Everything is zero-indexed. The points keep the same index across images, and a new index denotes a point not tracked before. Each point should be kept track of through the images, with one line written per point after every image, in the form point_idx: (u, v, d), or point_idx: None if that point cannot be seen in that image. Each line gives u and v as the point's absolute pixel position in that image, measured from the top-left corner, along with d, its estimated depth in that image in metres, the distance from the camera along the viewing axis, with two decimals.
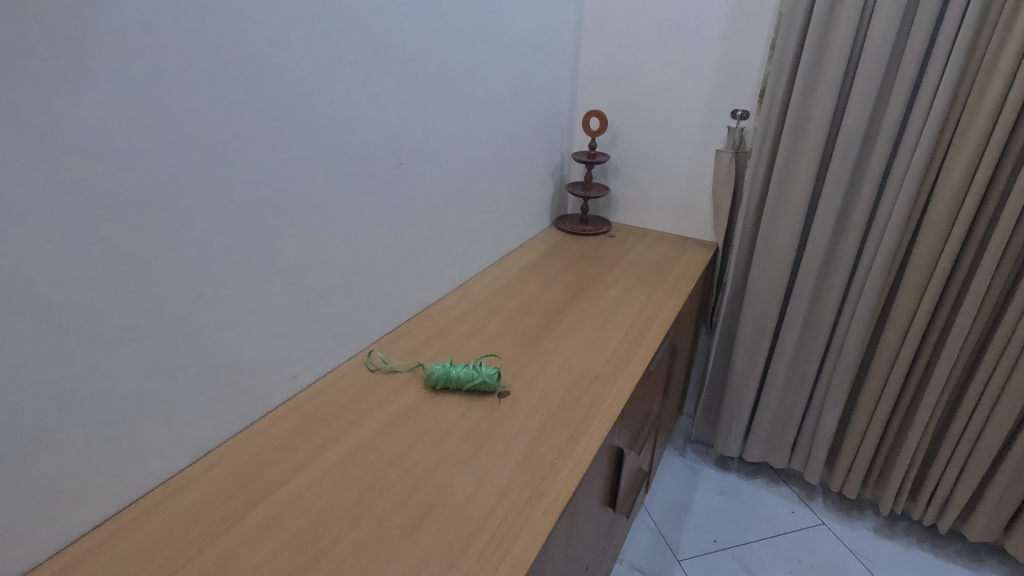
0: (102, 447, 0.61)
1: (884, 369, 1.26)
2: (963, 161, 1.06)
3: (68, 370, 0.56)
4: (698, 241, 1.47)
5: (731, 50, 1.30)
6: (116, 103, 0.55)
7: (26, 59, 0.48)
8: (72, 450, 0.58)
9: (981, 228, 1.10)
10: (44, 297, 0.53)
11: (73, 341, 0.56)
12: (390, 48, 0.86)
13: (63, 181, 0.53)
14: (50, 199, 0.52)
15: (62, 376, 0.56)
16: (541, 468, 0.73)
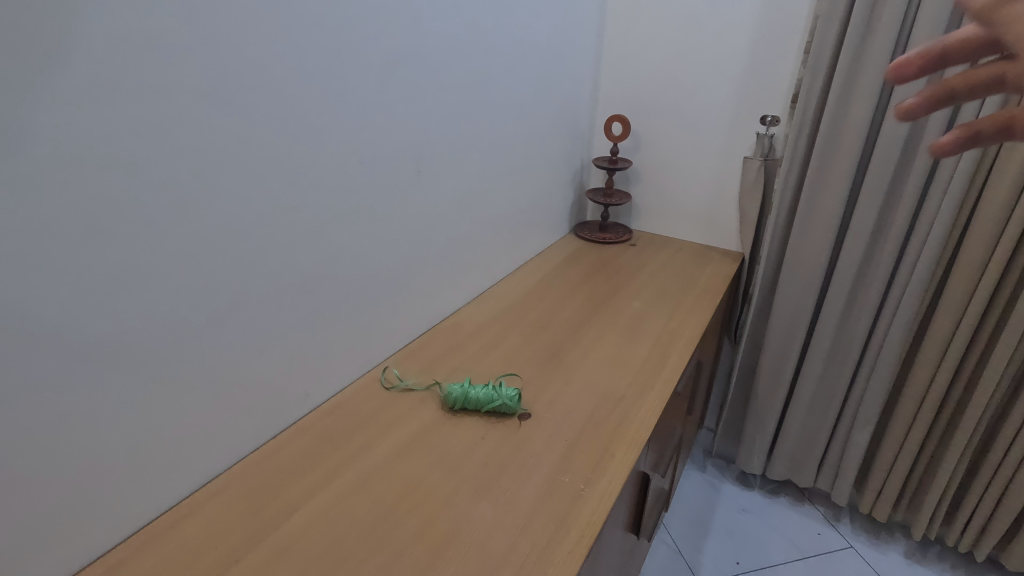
0: (106, 472, 0.59)
1: (919, 390, 1.20)
2: (1012, 173, 1.00)
3: (67, 393, 0.53)
4: (723, 251, 1.42)
5: (761, 53, 1.24)
6: (120, 111, 0.52)
7: (19, 63, 0.45)
8: (74, 476, 0.56)
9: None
10: (45, 318, 0.50)
11: (75, 363, 0.53)
12: (407, 52, 0.82)
13: (65, 196, 0.50)
14: (51, 215, 0.49)
15: (64, 400, 0.53)
16: (565, 499, 0.68)
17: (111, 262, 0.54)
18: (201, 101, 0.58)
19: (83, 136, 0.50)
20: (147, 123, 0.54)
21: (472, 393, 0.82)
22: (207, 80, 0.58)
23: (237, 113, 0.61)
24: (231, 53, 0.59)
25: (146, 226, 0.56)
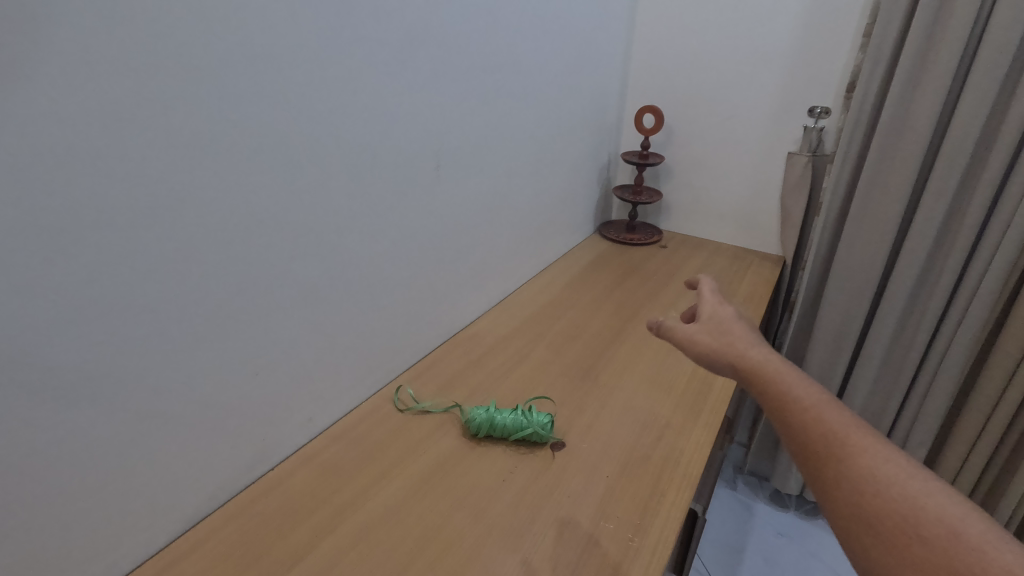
0: (71, 524, 0.49)
1: (983, 413, 1.09)
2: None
3: (21, 435, 0.43)
4: (762, 255, 1.31)
5: (812, 37, 1.11)
6: (84, 88, 0.41)
7: None
8: (31, 532, 0.46)
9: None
10: None
11: (32, 398, 0.43)
12: (429, 30, 0.72)
13: (15, 192, 0.40)
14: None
15: (17, 444, 0.43)
16: (611, 553, 0.58)
17: (75, 274, 0.44)
18: (187, 79, 0.47)
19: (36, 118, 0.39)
20: (119, 103, 0.43)
21: (498, 419, 0.72)
22: (194, 53, 0.47)
23: (229, 94, 0.51)
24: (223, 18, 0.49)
25: (121, 229, 0.46)
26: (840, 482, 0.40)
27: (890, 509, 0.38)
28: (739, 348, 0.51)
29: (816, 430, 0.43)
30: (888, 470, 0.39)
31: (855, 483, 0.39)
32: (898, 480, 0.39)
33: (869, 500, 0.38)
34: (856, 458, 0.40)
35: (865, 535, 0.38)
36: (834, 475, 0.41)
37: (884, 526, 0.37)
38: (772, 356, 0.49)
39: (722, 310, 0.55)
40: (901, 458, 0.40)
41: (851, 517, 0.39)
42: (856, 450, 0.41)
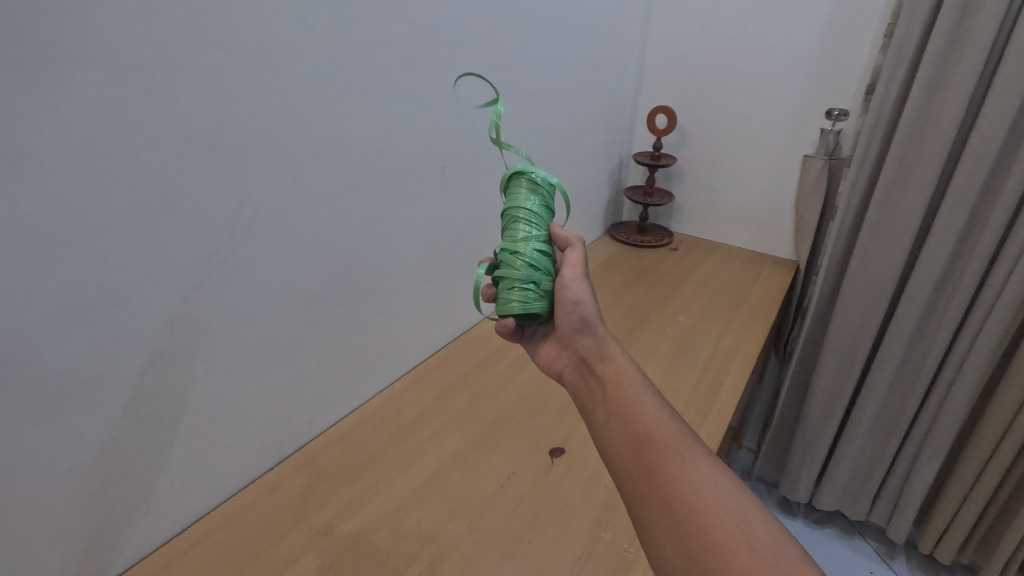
0: (87, 521, 0.50)
1: (1000, 423, 1.05)
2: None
3: (43, 439, 0.44)
4: (775, 260, 1.29)
5: (834, 35, 1.08)
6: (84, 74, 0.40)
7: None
8: (51, 531, 0.47)
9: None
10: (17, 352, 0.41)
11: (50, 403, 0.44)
12: (439, 34, 0.72)
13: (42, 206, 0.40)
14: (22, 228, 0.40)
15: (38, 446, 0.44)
16: (609, 561, 0.58)
17: (64, 279, 0.43)
18: (198, 75, 0.47)
19: (34, 112, 0.39)
20: (124, 101, 0.43)
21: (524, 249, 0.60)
22: (205, 46, 0.47)
23: (235, 91, 0.50)
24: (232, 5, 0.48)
25: (120, 235, 0.45)
26: (685, 483, 0.44)
27: (713, 542, 0.41)
28: (628, 387, 0.52)
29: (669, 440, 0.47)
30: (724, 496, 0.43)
31: (680, 513, 0.43)
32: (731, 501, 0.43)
33: (675, 526, 0.42)
34: (693, 508, 0.43)
35: (667, 549, 0.42)
36: (658, 495, 0.44)
37: (682, 557, 0.41)
38: (659, 408, 0.50)
39: (594, 308, 0.60)
40: (751, 525, 0.41)
41: (662, 552, 0.42)
42: (698, 474, 0.44)
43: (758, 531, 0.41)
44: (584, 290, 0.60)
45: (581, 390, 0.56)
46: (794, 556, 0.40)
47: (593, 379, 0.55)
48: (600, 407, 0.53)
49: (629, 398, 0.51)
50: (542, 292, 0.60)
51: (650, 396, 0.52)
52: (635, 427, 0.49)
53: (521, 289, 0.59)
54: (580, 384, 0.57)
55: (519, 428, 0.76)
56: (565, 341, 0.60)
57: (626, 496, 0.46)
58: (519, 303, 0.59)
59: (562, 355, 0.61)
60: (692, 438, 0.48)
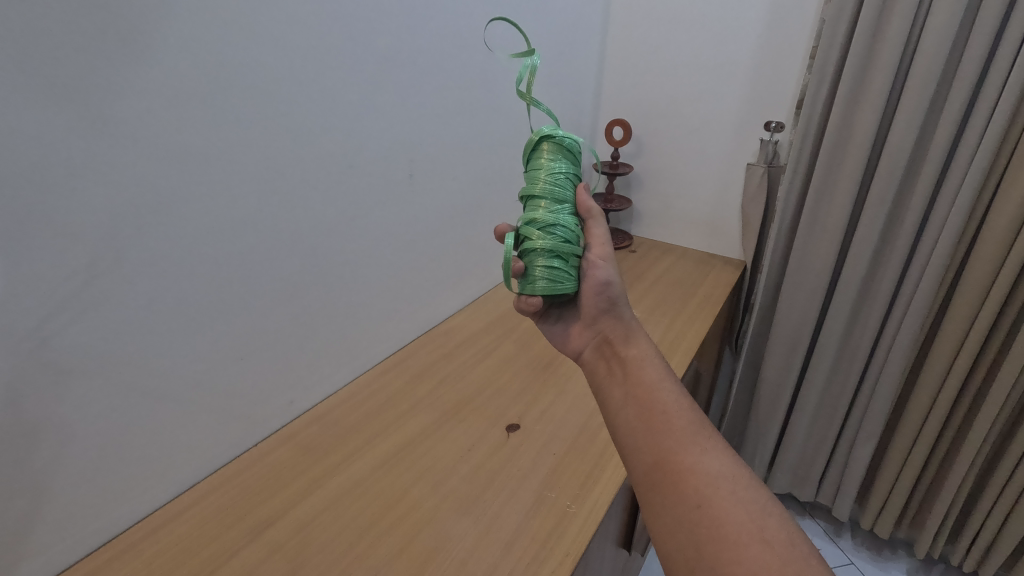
0: (88, 479, 0.59)
1: (923, 407, 1.16)
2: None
3: (52, 405, 0.54)
4: (725, 260, 1.40)
5: (767, 56, 1.20)
6: (98, 103, 0.51)
7: (22, 91, 0.46)
8: (58, 486, 0.56)
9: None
10: (31, 332, 0.51)
11: (58, 374, 0.54)
12: (401, 59, 0.82)
13: (55, 211, 0.50)
14: (35, 231, 0.49)
15: (46, 413, 0.54)
16: (551, 515, 0.66)
17: (72, 271, 0.52)
18: (188, 99, 0.57)
19: (56, 136, 0.49)
20: (128, 123, 0.53)
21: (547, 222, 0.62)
22: (194, 76, 0.57)
23: (219, 113, 0.61)
24: (218, 42, 0.59)
25: (117, 235, 0.55)
26: (700, 471, 0.46)
27: (726, 534, 0.42)
28: (650, 376, 0.54)
29: (691, 432, 0.49)
30: (745, 492, 0.45)
31: (694, 504, 0.45)
32: (752, 500, 0.45)
33: (690, 516, 0.44)
34: (705, 497, 0.45)
35: (678, 535, 0.44)
36: (676, 485, 0.46)
37: (692, 544, 0.43)
38: (680, 401, 0.52)
39: (618, 291, 0.63)
40: (767, 523, 0.43)
41: (673, 537, 0.44)
42: (715, 466, 0.47)
43: (772, 529, 0.43)
44: (612, 272, 0.63)
45: (599, 371, 0.58)
46: (806, 556, 0.42)
47: (613, 362, 0.58)
48: (620, 389, 0.55)
49: (650, 388, 0.53)
50: (566, 265, 0.62)
51: (670, 388, 0.54)
52: (655, 416, 0.51)
53: (545, 262, 0.61)
54: (598, 364, 0.59)
55: (480, 407, 0.85)
56: (587, 321, 0.64)
57: (642, 481, 0.48)
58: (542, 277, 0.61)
59: (581, 335, 0.63)
60: (712, 434, 0.50)
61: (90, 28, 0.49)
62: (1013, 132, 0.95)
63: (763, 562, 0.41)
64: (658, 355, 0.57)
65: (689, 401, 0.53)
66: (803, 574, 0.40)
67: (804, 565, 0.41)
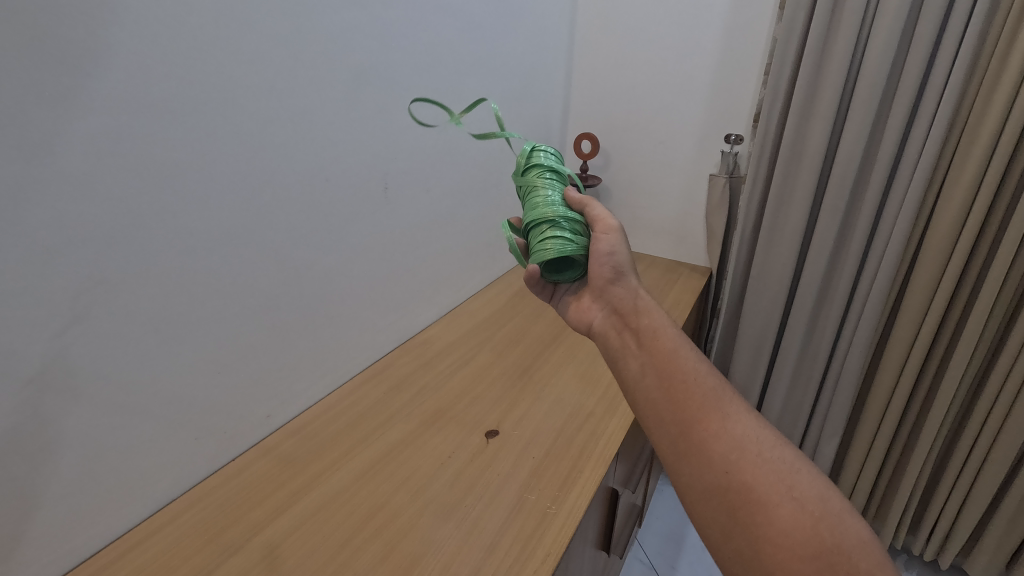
0: (65, 496, 0.58)
1: (882, 402, 1.21)
2: (966, 179, 1.00)
3: (27, 420, 0.53)
4: (692, 267, 1.45)
5: (725, 71, 1.26)
6: (68, 113, 0.51)
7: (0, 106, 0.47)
8: (32, 503, 0.55)
9: (990, 235, 1.04)
10: (5, 347, 0.51)
11: (32, 390, 0.53)
12: (373, 74, 0.84)
13: (29, 224, 0.50)
14: (11, 245, 0.49)
15: (21, 429, 0.53)
16: (532, 517, 0.68)
17: (47, 285, 0.53)
18: (165, 113, 0.58)
19: (34, 152, 0.50)
20: (99, 135, 0.54)
21: (547, 203, 0.66)
22: (171, 91, 0.59)
23: (196, 128, 0.62)
24: (191, 54, 0.60)
25: (93, 249, 0.55)
26: (725, 435, 0.48)
27: (758, 495, 0.45)
28: (665, 345, 0.56)
29: (714, 396, 0.51)
30: (772, 453, 0.48)
31: (722, 470, 0.47)
32: (783, 460, 0.47)
33: (721, 484, 0.46)
34: (736, 459, 0.47)
35: (714, 501, 0.46)
36: (701, 454, 0.48)
37: (727, 508, 0.46)
38: (700, 367, 0.54)
39: (626, 259, 0.65)
40: (794, 481, 0.46)
41: (706, 503, 0.47)
42: (742, 428, 0.49)
43: (801, 487, 0.46)
44: (616, 243, 0.64)
45: (613, 340, 0.60)
46: (837, 510, 0.45)
47: (626, 333, 0.59)
48: (637, 359, 0.56)
49: (667, 358, 0.55)
50: (576, 236, 0.65)
51: (688, 353, 0.56)
52: (676, 385, 0.52)
53: (553, 233, 0.64)
54: (610, 333, 0.61)
55: (458, 415, 0.87)
56: (596, 292, 0.65)
57: (670, 451, 0.50)
58: (553, 245, 0.63)
59: (594, 304, 0.66)
60: (732, 400, 0.52)
61: (67, 45, 0.50)
62: (950, 142, 1.02)
63: (797, 519, 0.44)
64: (670, 321, 0.59)
65: (709, 366, 0.55)
66: (832, 530, 0.43)
67: (833, 520, 0.44)
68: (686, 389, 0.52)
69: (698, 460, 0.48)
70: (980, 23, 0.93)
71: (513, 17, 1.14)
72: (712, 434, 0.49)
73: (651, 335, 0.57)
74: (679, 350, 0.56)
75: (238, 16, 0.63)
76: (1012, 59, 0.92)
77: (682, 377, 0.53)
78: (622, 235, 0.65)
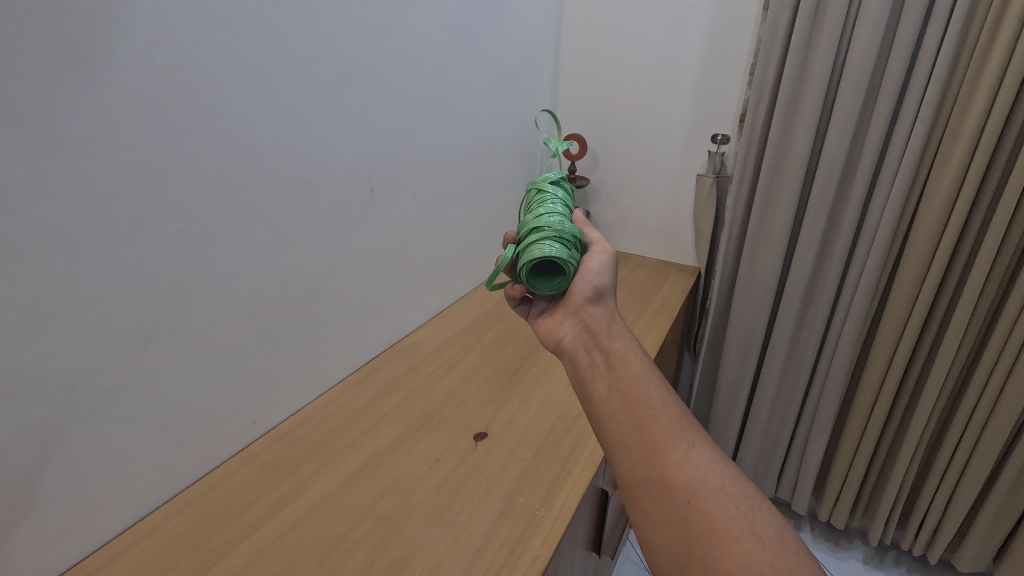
0: (47, 505, 0.57)
1: (869, 400, 1.22)
2: (949, 175, 1.01)
3: (7, 429, 0.52)
4: (680, 267, 1.46)
5: (711, 72, 1.26)
6: (47, 114, 0.50)
7: None
8: (13, 513, 0.54)
9: (972, 232, 1.05)
10: None
11: (12, 398, 0.52)
12: (358, 77, 0.83)
13: (8, 230, 0.49)
14: None
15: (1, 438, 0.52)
16: (520, 520, 0.68)
17: (27, 291, 0.52)
18: (146, 116, 0.58)
19: (13, 156, 0.49)
20: (78, 138, 0.53)
21: (547, 212, 0.66)
22: (153, 94, 0.58)
23: (178, 131, 0.61)
24: (172, 55, 0.59)
25: (74, 255, 0.55)
26: (687, 466, 0.48)
27: (718, 528, 0.44)
28: (633, 372, 0.56)
29: (677, 427, 0.51)
30: (733, 487, 0.47)
31: (684, 498, 0.46)
32: (743, 495, 0.47)
33: (680, 514, 0.46)
34: (697, 492, 0.46)
35: (669, 531, 0.46)
36: (664, 483, 0.48)
37: (684, 538, 0.45)
38: (665, 396, 0.54)
39: (609, 283, 0.67)
40: (755, 516, 0.45)
41: (664, 532, 0.46)
42: (702, 460, 0.49)
43: (762, 522, 0.45)
44: (606, 265, 0.67)
45: (582, 359, 0.61)
46: (795, 548, 0.44)
47: (596, 354, 0.60)
48: (605, 382, 0.57)
49: (635, 384, 0.55)
50: (568, 246, 0.64)
51: (655, 382, 0.56)
52: (642, 412, 0.52)
53: (544, 238, 0.63)
54: (581, 353, 0.62)
55: (446, 418, 0.86)
56: (571, 310, 0.66)
57: (630, 477, 0.50)
58: (541, 248, 0.62)
59: (566, 320, 0.66)
60: (695, 431, 0.52)
61: (44, 47, 0.49)
62: (932, 140, 1.03)
63: (756, 554, 0.43)
64: (640, 348, 0.60)
65: (670, 396, 0.55)
66: (791, 567, 0.42)
67: (792, 557, 0.43)
68: (649, 418, 0.52)
69: (659, 488, 0.48)
70: (961, 23, 0.94)
71: (499, 19, 1.14)
72: (674, 465, 0.48)
73: (619, 361, 0.58)
74: (645, 378, 0.56)
75: (221, 18, 0.63)
76: (993, 58, 0.93)
77: (646, 405, 0.53)
78: (611, 261, 0.68)
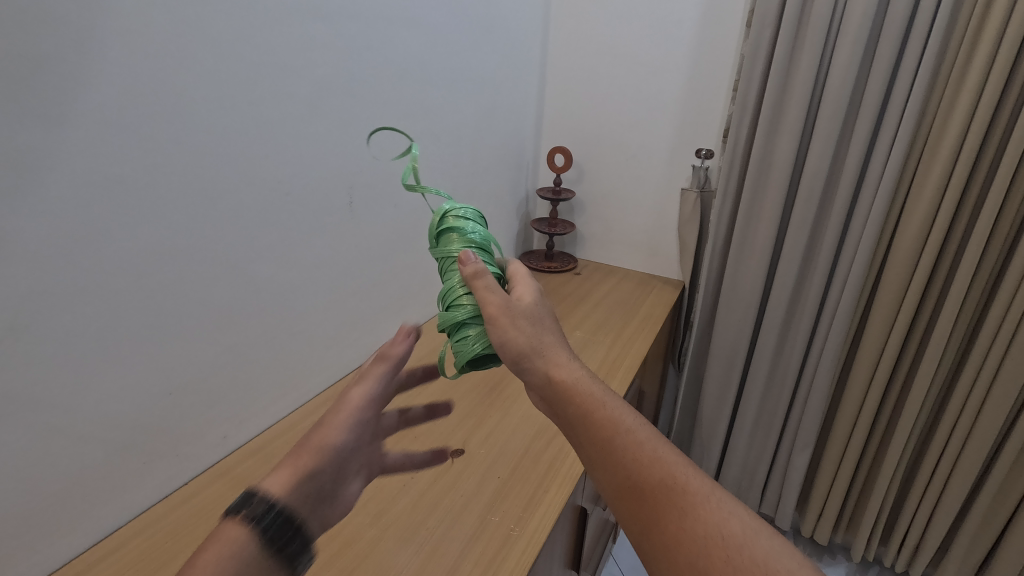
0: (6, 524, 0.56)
1: (850, 417, 1.22)
2: (928, 193, 1.03)
3: None
4: (665, 281, 1.46)
5: (695, 87, 1.27)
6: (13, 126, 0.49)
7: None
8: None
9: (950, 251, 1.06)
10: None
11: None
12: (338, 87, 0.83)
13: None
14: None
15: None
16: (493, 540, 0.66)
17: None
18: (117, 124, 0.57)
19: None
20: (45, 147, 0.52)
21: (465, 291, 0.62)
22: (125, 103, 0.57)
23: (152, 141, 0.60)
24: (147, 63, 0.58)
25: (40, 266, 0.53)
26: (686, 538, 0.45)
27: None
28: (598, 441, 0.50)
29: (665, 493, 0.47)
30: (742, 555, 0.43)
31: None
32: (754, 560, 0.43)
33: None
34: (705, 566, 0.44)
35: None
36: (669, 560, 0.45)
37: None
38: (641, 457, 0.49)
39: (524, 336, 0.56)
40: None
41: None
42: (705, 525, 0.45)
43: None
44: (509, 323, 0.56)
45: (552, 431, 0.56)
46: None
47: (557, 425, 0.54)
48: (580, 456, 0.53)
49: (605, 456, 0.50)
50: None
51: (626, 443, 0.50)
52: (623, 486, 0.49)
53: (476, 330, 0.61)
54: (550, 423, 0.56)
55: (423, 433, 0.85)
56: None
57: (642, 554, 0.48)
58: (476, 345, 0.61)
59: None
60: (691, 486, 0.47)
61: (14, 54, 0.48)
62: (911, 159, 1.05)
63: None
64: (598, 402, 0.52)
65: (656, 451, 0.50)
66: None
67: None
68: (635, 489, 0.48)
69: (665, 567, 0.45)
70: (938, 44, 0.96)
71: (483, 31, 1.14)
72: (675, 540, 0.45)
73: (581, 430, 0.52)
74: (614, 443, 0.50)
75: (200, 28, 0.62)
76: (969, 79, 0.95)
77: (624, 477, 0.49)
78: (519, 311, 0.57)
